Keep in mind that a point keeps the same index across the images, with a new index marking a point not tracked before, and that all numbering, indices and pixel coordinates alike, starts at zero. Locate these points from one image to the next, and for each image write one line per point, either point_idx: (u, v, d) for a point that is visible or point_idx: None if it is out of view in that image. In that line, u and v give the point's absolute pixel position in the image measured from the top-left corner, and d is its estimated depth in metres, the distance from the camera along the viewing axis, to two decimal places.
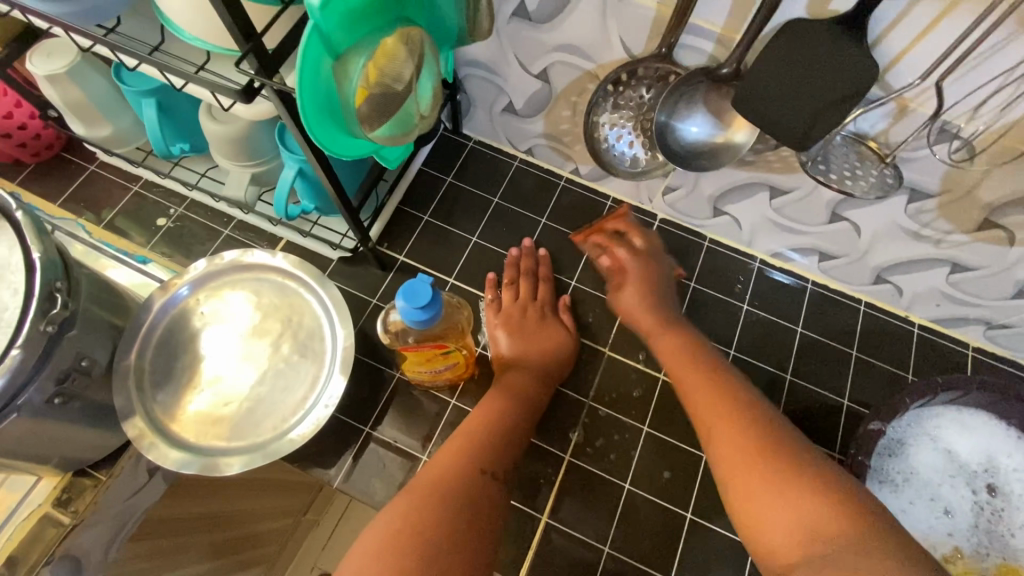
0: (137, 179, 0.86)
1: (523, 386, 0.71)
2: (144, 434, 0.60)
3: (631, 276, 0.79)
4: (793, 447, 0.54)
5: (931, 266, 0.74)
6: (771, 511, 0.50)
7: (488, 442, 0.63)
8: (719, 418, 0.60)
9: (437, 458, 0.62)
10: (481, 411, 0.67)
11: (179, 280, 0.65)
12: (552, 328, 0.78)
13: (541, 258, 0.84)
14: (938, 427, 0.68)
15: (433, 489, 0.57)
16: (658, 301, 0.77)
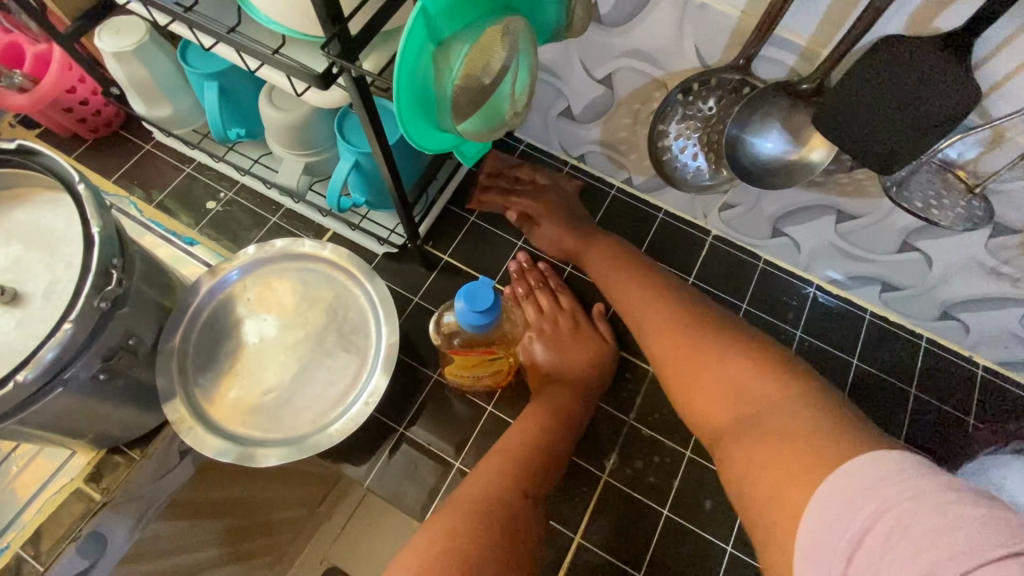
0: (189, 161, 0.86)
1: (561, 399, 0.69)
2: (184, 417, 0.59)
3: (546, 211, 0.80)
4: (711, 329, 0.62)
5: (1006, 305, 0.69)
6: (706, 394, 0.58)
7: (531, 460, 0.63)
8: (649, 313, 0.67)
9: (478, 475, 0.62)
10: (520, 429, 0.66)
11: (229, 264, 0.65)
12: (590, 340, 0.75)
13: (548, 267, 0.81)
14: (1004, 479, 0.63)
15: (479, 511, 0.58)
16: (580, 222, 0.80)
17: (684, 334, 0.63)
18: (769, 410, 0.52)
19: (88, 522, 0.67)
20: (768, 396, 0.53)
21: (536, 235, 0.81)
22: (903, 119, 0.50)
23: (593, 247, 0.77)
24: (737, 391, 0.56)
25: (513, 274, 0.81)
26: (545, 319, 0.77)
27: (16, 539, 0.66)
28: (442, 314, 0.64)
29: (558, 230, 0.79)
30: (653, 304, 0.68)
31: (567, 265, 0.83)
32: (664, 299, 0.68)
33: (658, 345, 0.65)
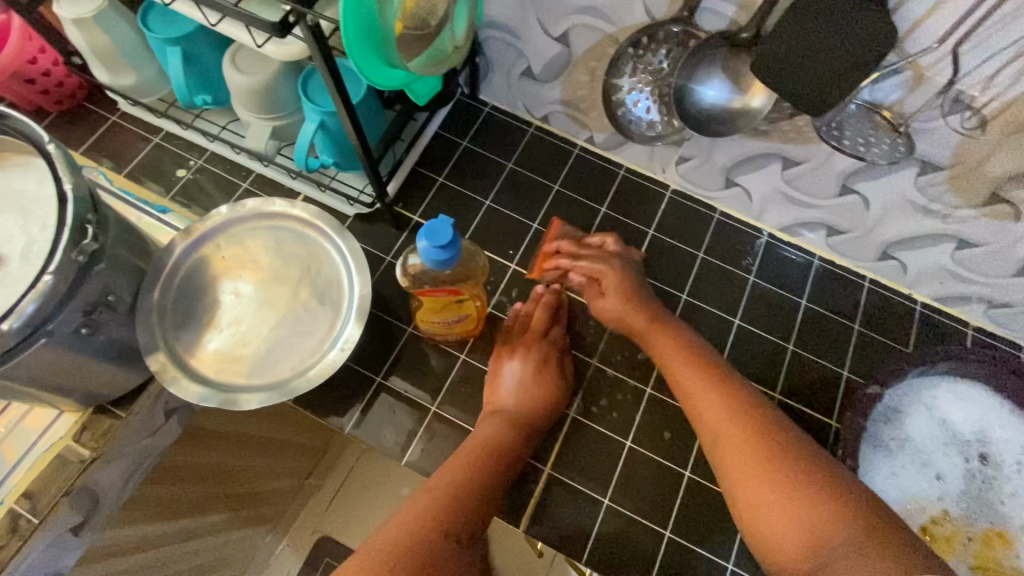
0: (157, 130, 0.87)
1: (498, 438, 0.68)
2: (166, 368, 0.62)
3: (609, 275, 0.75)
4: (788, 460, 0.54)
5: (937, 242, 0.75)
6: (781, 535, 0.51)
7: (461, 499, 0.59)
8: (718, 426, 0.59)
9: (399, 518, 0.56)
10: (447, 480, 0.61)
11: (202, 224, 0.67)
12: (550, 382, 0.74)
13: (560, 295, 0.79)
14: (935, 397, 0.69)
15: (397, 556, 0.51)
16: (642, 296, 0.73)
17: (761, 467, 0.54)
18: (849, 565, 0.46)
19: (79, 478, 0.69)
20: (848, 552, 0.47)
21: (596, 304, 0.75)
22: (826, 62, 0.53)
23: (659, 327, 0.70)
24: (819, 537, 0.49)
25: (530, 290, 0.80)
26: (511, 348, 0.75)
27: (10, 495, 0.68)
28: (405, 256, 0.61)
29: (618, 307, 0.72)
30: (723, 417, 0.60)
31: (534, 221, 0.86)
32: (731, 409, 0.60)
33: (730, 472, 0.57)
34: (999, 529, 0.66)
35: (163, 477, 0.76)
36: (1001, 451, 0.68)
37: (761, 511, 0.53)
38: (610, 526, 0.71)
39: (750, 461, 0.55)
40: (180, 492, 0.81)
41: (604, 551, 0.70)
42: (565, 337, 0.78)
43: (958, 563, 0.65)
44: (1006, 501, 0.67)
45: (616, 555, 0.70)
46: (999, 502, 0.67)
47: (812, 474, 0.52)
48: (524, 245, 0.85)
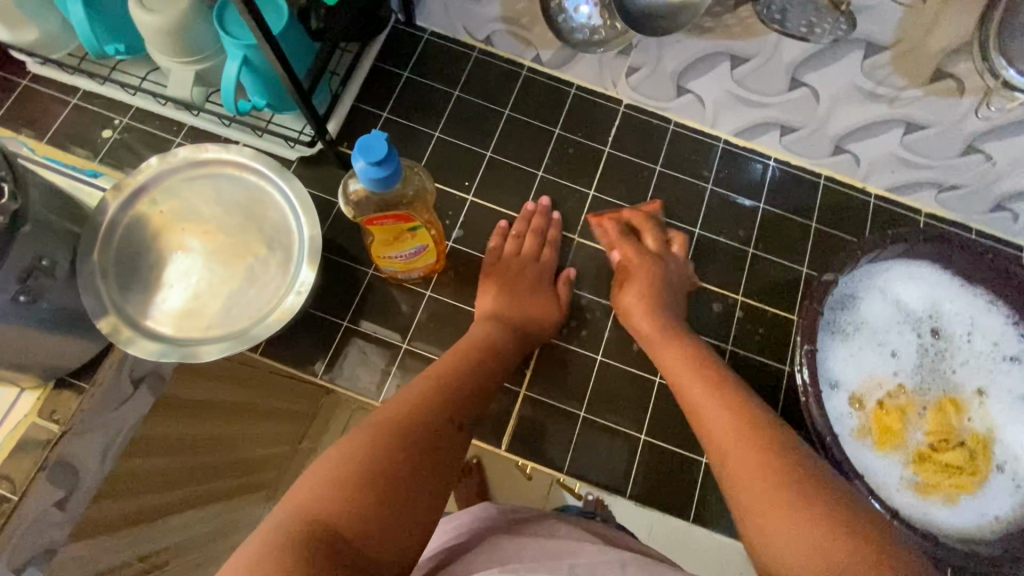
0: (73, 91, 0.80)
1: (488, 335, 0.69)
2: (119, 329, 0.59)
3: (637, 276, 0.73)
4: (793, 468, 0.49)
5: (887, 127, 0.75)
6: (794, 547, 0.44)
7: (458, 387, 0.60)
8: (718, 430, 0.56)
9: (399, 399, 0.56)
10: (441, 365, 0.63)
11: (133, 179, 0.63)
12: (541, 297, 0.75)
13: (554, 220, 0.81)
14: (888, 280, 0.72)
15: (403, 427, 0.52)
16: (665, 306, 0.72)
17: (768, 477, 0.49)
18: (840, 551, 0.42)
19: (52, 451, 0.68)
20: (855, 569, 0.41)
21: (620, 301, 0.74)
22: None
23: (629, 287, 0.73)
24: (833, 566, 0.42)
25: (520, 213, 0.81)
26: (502, 265, 0.76)
27: None
28: (346, 182, 0.58)
29: (635, 304, 0.72)
30: (732, 432, 0.55)
31: (487, 150, 0.84)
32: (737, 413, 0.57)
33: (735, 477, 0.52)
34: (953, 396, 0.69)
35: (156, 447, 0.69)
36: (951, 325, 0.71)
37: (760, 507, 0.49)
38: (589, 438, 0.74)
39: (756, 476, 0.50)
40: (191, 466, 0.70)
41: (585, 461, 0.73)
42: (555, 261, 0.79)
43: (914, 430, 0.67)
44: (957, 369, 0.70)
45: (597, 463, 0.73)
46: (950, 371, 0.70)
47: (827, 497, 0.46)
48: (479, 175, 0.83)
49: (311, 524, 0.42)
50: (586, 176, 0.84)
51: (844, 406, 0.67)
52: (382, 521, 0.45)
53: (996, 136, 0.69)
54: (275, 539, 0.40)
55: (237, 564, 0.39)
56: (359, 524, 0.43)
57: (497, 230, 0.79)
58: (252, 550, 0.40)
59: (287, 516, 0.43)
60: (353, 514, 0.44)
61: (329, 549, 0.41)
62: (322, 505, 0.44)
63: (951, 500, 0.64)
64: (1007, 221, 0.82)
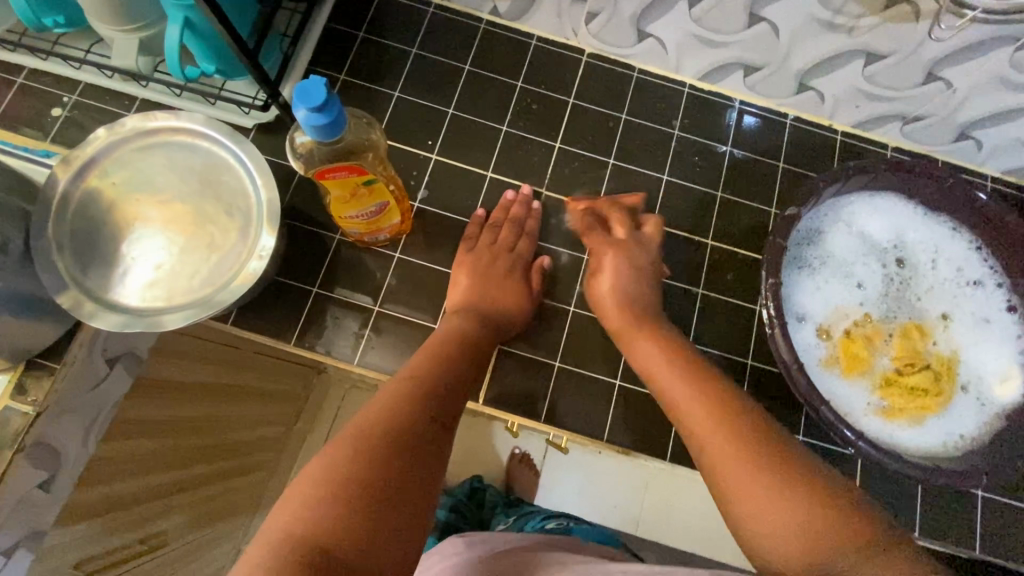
0: (17, 70, 0.77)
1: (461, 327, 0.68)
2: (80, 303, 0.58)
3: (604, 267, 0.73)
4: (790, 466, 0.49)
5: (849, 58, 0.74)
6: (768, 514, 0.47)
7: (437, 384, 0.59)
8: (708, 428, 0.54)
9: (377, 403, 0.54)
10: (417, 364, 0.61)
11: (82, 152, 0.62)
12: (513, 284, 0.74)
13: (534, 211, 0.79)
14: (852, 213, 0.72)
15: (387, 432, 0.50)
16: (635, 293, 0.71)
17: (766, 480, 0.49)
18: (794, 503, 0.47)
19: (28, 434, 0.66)
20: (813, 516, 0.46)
21: (595, 286, 0.73)
22: None
23: (604, 272, 0.73)
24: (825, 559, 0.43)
25: (500, 202, 0.80)
26: (478, 257, 0.75)
27: None
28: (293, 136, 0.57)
29: (612, 286, 0.72)
30: (723, 428, 0.54)
31: (449, 107, 0.83)
32: (706, 392, 0.58)
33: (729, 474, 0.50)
34: (918, 322, 0.70)
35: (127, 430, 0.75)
36: (916, 254, 0.72)
37: (726, 473, 0.51)
38: (566, 387, 0.75)
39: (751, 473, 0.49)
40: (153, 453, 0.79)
41: (563, 410, 0.74)
42: (531, 251, 0.78)
43: (881, 355, 0.68)
44: (922, 296, 0.71)
45: (576, 411, 0.74)
46: (915, 298, 0.71)
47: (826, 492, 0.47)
48: (442, 133, 0.82)
49: (306, 547, 0.41)
50: (551, 129, 0.83)
51: (811, 338, 0.68)
52: (379, 530, 0.44)
53: (954, 62, 0.69)
54: (270, 567, 0.39)
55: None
56: (356, 537, 0.42)
57: (474, 218, 0.78)
58: None
59: (281, 542, 0.41)
60: (344, 526, 0.43)
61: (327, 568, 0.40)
62: (313, 527, 0.42)
63: (917, 422, 0.66)
64: (971, 150, 0.83)
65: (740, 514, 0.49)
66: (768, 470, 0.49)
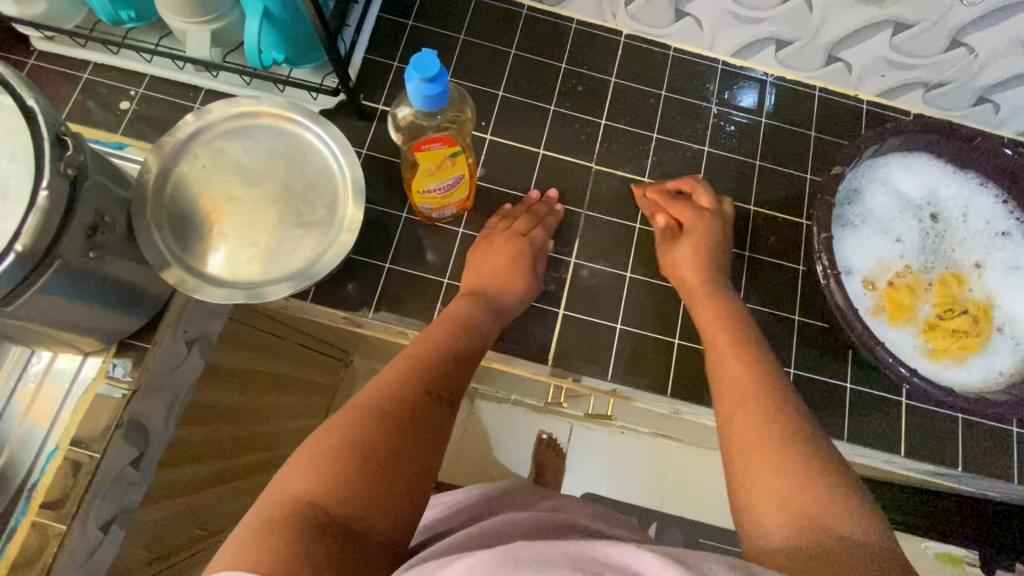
0: (84, 66, 0.81)
1: (470, 307, 0.69)
2: (184, 279, 0.62)
3: (693, 233, 0.75)
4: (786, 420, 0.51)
5: (877, 30, 0.79)
6: (763, 476, 0.48)
7: (443, 359, 0.60)
8: (733, 392, 0.55)
9: (383, 376, 0.56)
10: (427, 339, 0.62)
11: (172, 138, 0.65)
12: (521, 269, 0.75)
13: (556, 210, 0.82)
14: (887, 173, 0.77)
15: (384, 406, 0.52)
16: (710, 258, 0.74)
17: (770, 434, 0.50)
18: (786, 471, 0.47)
19: (125, 411, 0.70)
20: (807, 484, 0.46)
21: (667, 253, 0.76)
22: None
23: (683, 240, 0.75)
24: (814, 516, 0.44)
25: (523, 199, 0.83)
26: (491, 245, 0.77)
27: (62, 439, 0.68)
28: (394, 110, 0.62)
29: (688, 257, 0.74)
30: (744, 385, 0.55)
31: (498, 89, 0.87)
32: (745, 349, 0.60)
33: (733, 426, 0.53)
34: (955, 272, 0.75)
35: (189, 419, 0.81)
36: (949, 209, 0.77)
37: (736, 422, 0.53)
38: (626, 349, 0.79)
39: (759, 426, 0.51)
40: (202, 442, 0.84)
41: (625, 369, 0.79)
42: (546, 242, 0.79)
43: (923, 303, 0.73)
44: (956, 248, 0.76)
45: (637, 370, 0.79)
46: (951, 250, 0.76)
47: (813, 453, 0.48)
48: (493, 115, 0.86)
49: (297, 507, 0.45)
50: (595, 107, 0.87)
51: (859, 289, 0.73)
52: (367, 498, 0.47)
53: (977, 27, 0.75)
54: (263, 523, 0.44)
55: (233, 547, 0.42)
56: (347, 504, 0.46)
57: (499, 210, 0.81)
58: (245, 537, 0.43)
59: (281, 503, 0.45)
60: (337, 494, 0.46)
61: (321, 528, 0.44)
62: (311, 489, 0.46)
63: (961, 360, 0.71)
64: (988, 113, 0.88)
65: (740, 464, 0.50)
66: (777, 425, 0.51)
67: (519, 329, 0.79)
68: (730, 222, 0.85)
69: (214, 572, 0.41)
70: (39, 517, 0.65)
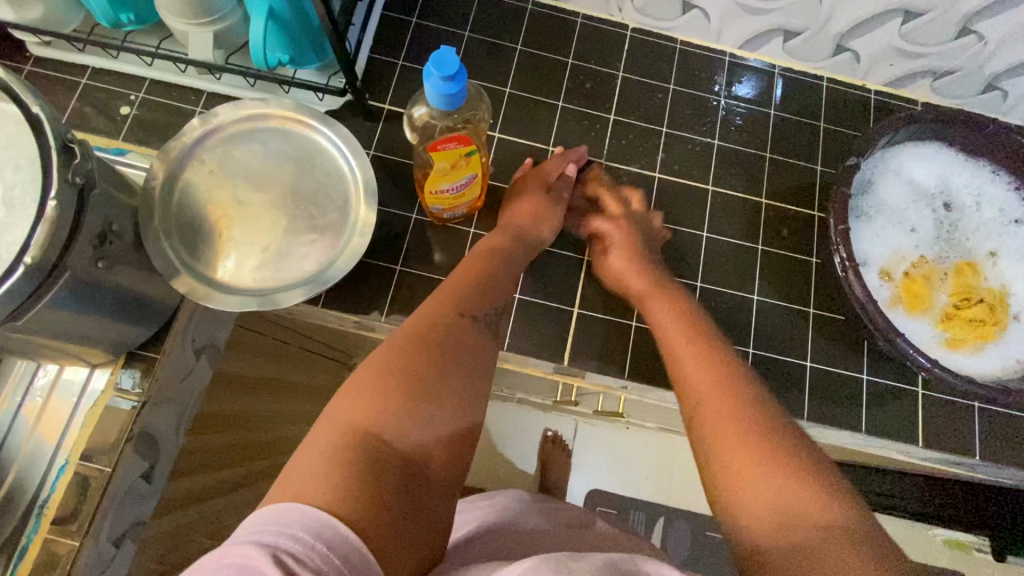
0: (82, 71, 0.79)
1: (496, 245, 0.70)
2: (195, 288, 0.61)
3: (615, 242, 0.77)
4: (762, 414, 0.49)
5: (886, 18, 0.78)
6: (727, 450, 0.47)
7: (473, 296, 0.62)
8: (702, 389, 0.53)
9: (420, 313, 0.58)
10: (457, 279, 0.64)
11: (178, 144, 0.64)
12: (548, 211, 0.77)
13: (582, 158, 0.82)
14: (900, 163, 0.77)
15: (423, 338, 0.54)
16: (642, 261, 0.75)
17: (743, 428, 0.47)
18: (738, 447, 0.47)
19: (136, 421, 0.69)
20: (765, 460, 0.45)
21: (603, 267, 0.78)
22: None
23: (612, 252, 0.76)
24: (790, 510, 0.42)
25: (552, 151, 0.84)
26: (515, 197, 0.78)
27: (72, 454, 0.67)
28: (410, 108, 0.60)
29: (622, 268, 0.75)
30: (713, 384, 0.53)
31: (505, 86, 0.85)
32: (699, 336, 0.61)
33: (706, 423, 0.50)
34: (970, 261, 0.75)
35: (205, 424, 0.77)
36: (961, 197, 0.77)
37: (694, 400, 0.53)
38: (642, 347, 0.79)
39: (729, 423, 0.48)
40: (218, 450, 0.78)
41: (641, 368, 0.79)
42: (562, 169, 0.80)
43: (939, 293, 0.73)
44: (970, 237, 0.76)
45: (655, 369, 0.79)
46: (965, 239, 0.75)
47: (795, 445, 0.46)
48: (501, 113, 0.85)
49: (356, 436, 0.45)
50: (603, 103, 0.87)
51: (875, 281, 0.73)
52: (418, 421, 0.48)
53: (986, 14, 0.75)
54: (325, 451, 0.44)
55: (296, 476, 0.42)
56: (403, 431, 0.47)
57: (525, 163, 0.82)
58: (308, 462, 0.43)
59: (339, 433, 0.45)
60: (393, 423, 0.47)
61: (379, 456, 0.45)
62: (368, 419, 0.47)
63: (977, 349, 0.71)
64: (996, 100, 0.88)
65: (715, 464, 0.47)
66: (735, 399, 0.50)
67: (534, 329, 0.78)
68: (741, 217, 0.84)
69: (271, 502, 0.40)
70: (51, 535, 0.64)
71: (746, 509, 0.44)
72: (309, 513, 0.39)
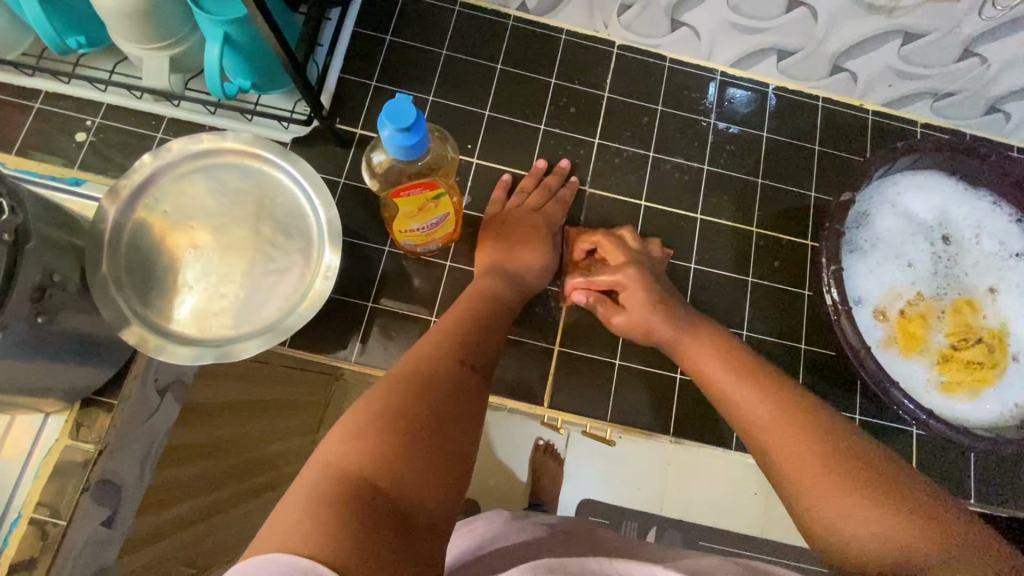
0: (34, 95, 0.74)
1: (491, 286, 0.66)
2: (146, 338, 0.57)
3: (631, 285, 0.68)
4: (823, 429, 0.44)
5: (885, 40, 0.74)
6: (818, 484, 0.40)
7: (472, 335, 0.56)
8: (767, 424, 0.47)
9: (415, 351, 0.52)
10: (450, 319, 0.59)
11: (128, 182, 0.60)
12: (536, 248, 0.72)
13: (567, 180, 0.79)
14: (897, 194, 0.73)
15: (419, 378, 0.47)
16: (669, 300, 0.66)
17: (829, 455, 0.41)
18: (823, 477, 0.41)
19: (92, 470, 0.66)
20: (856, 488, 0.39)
21: (626, 319, 0.67)
22: None
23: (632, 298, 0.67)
24: (888, 519, 0.37)
25: (531, 170, 0.80)
26: (503, 233, 0.73)
27: (25, 506, 0.65)
28: (368, 155, 0.59)
29: (640, 316, 0.66)
30: (769, 410, 0.48)
31: (484, 109, 0.81)
32: (728, 357, 0.56)
33: (774, 445, 0.45)
34: (969, 298, 0.71)
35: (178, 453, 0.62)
36: (961, 230, 0.73)
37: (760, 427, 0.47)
38: (624, 385, 0.77)
39: (799, 442, 0.44)
40: (194, 475, 0.61)
41: (622, 406, 0.77)
42: (561, 215, 0.77)
43: (935, 333, 0.70)
44: (969, 272, 0.72)
45: (639, 407, 0.77)
46: (964, 274, 0.72)
47: (869, 454, 0.41)
48: (480, 137, 0.81)
49: (348, 479, 0.38)
50: (588, 126, 0.82)
51: (869, 320, 0.70)
52: (420, 470, 0.40)
53: (991, 37, 0.70)
54: (310, 498, 0.36)
55: (279, 527, 0.34)
56: (400, 476, 0.39)
57: (504, 182, 0.78)
58: (291, 512, 0.35)
59: (328, 478, 0.38)
60: (390, 465, 0.39)
61: (374, 507, 0.37)
62: (362, 460, 0.39)
63: (975, 394, 0.68)
64: (999, 122, 0.84)
65: (792, 487, 0.42)
66: (798, 423, 0.45)
67: (513, 368, 0.76)
68: (731, 245, 0.81)
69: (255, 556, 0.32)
70: None
71: (847, 524, 0.38)
72: (294, 559, 0.31)
